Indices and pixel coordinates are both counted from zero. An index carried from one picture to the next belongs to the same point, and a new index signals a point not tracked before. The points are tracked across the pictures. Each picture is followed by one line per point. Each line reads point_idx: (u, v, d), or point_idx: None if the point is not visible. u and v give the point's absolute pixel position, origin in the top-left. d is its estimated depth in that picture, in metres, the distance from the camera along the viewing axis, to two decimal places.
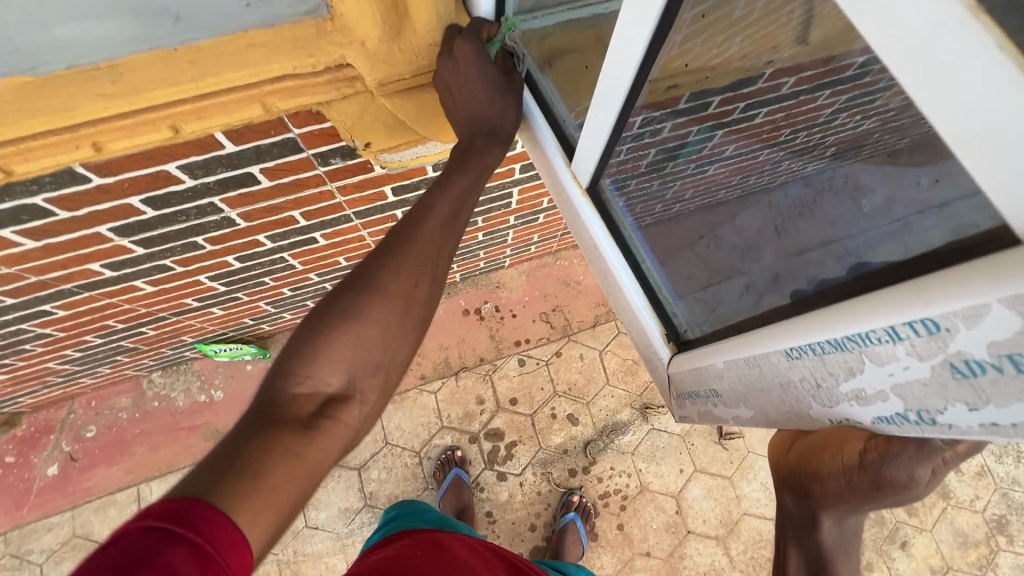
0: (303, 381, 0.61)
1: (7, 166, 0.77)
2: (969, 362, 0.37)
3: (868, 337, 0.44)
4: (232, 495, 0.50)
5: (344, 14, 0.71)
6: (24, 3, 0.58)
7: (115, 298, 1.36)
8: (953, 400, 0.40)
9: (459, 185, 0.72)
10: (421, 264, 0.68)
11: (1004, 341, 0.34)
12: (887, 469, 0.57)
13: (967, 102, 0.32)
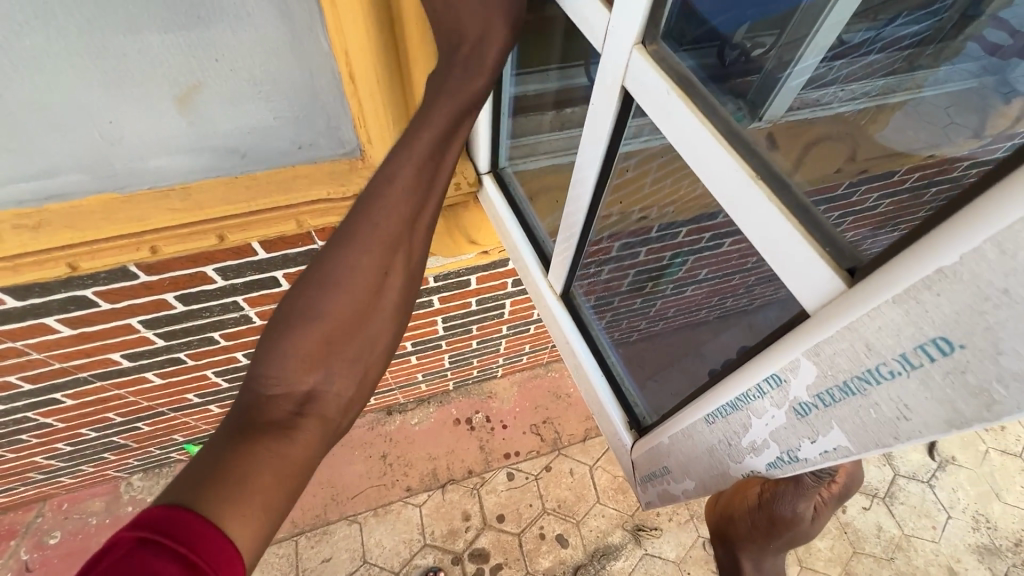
0: (276, 381, 0.57)
1: (75, 262, 0.91)
2: (806, 400, 0.35)
3: (745, 395, 0.42)
4: (218, 503, 0.47)
5: (373, 154, 0.90)
6: (134, 143, 0.78)
7: (123, 390, 1.43)
8: (800, 437, 0.37)
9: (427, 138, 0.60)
10: (391, 238, 0.60)
11: (815, 383, 0.34)
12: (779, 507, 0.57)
13: (753, 217, 0.38)
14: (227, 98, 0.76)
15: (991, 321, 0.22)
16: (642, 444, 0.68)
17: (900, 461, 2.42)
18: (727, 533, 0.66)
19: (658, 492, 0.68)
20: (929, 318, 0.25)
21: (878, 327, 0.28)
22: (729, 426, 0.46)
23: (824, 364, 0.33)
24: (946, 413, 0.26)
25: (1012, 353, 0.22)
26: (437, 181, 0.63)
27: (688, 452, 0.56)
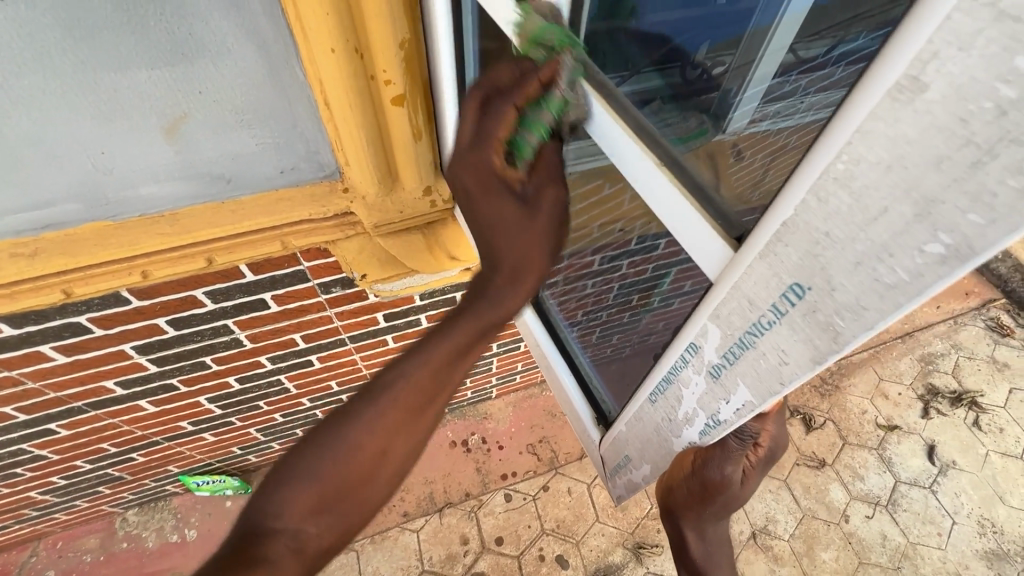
0: (276, 517, 0.61)
1: (69, 288, 0.95)
2: (716, 361, 0.39)
3: (676, 367, 0.45)
4: None
5: (351, 176, 0.95)
6: (124, 172, 0.83)
7: (117, 419, 1.45)
8: (718, 399, 0.41)
9: (456, 336, 0.63)
10: (402, 420, 0.63)
11: (722, 342, 0.38)
12: (708, 471, 0.60)
13: (660, 200, 0.47)
14: (212, 127, 0.82)
15: (825, 260, 0.27)
16: (606, 440, 0.71)
17: (900, 467, 2.40)
18: (670, 506, 0.70)
19: (625, 484, 0.70)
20: (783, 267, 0.30)
21: (749, 278, 0.33)
22: (669, 402, 0.49)
23: (724, 325, 0.37)
24: (810, 350, 0.30)
25: (836, 289, 0.27)
26: (461, 369, 0.65)
27: (641, 436, 0.59)
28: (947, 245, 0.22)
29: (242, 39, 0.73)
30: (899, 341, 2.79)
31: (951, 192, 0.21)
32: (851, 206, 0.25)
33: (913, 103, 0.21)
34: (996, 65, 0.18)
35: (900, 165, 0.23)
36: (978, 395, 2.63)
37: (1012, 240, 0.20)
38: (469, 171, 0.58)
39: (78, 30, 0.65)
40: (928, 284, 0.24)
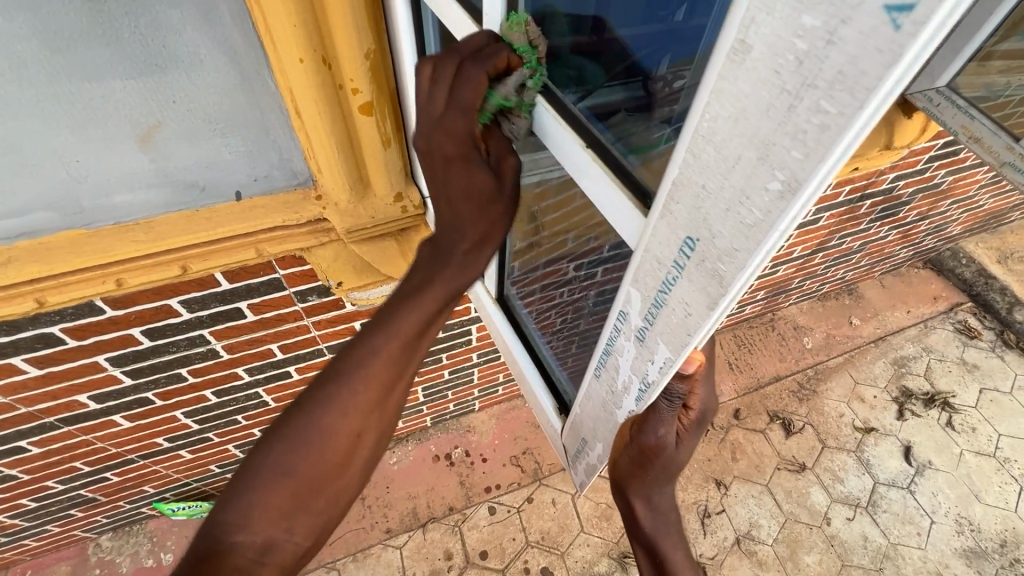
0: (244, 518, 0.60)
1: (42, 297, 0.96)
2: (640, 324, 0.46)
3: (613, 336, 0.51)
4: None
5: (323, 184, 0.98)
6: (99, 181, 0.86)
7: (90, 435, 1.43)
8: (645, 360, 0.47)
9: (424, 300, 0.61)
10: (373, 398, 0.62)
11: (642, 303, 0.45)
12: (643, 436, 0.67)
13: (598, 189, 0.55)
14: (186, 136, 0.85)
15: (707, 209, 0.33)
16: (565, 425, 0.74)
17: (878, 468, 2.44)
18: (619, 473, 0.77)
19: (584, 469, 0.73)
20: (677, 224, 0.37)
21: (657, 241, 0.40)
22: (608, 375, 0.55)
23: (642, 287, 0.44)
24: (704, 298, 0.36)
25: (715, 236, 0.34)
26: (425, 343, 0.64)
27: (593, 415, 0.63)
28: (783, 182, 0.27)
29: (213, 50, 0.77)
30: (873, 346, 2.86)
31: (779, 134, 0.26)
32: (721, 156, 0.31)
33: (744, 62, 0.27)
34: (789, 23, 0.23)
35: (742, 115, 0.28)
36: (950, 396, 2.69)
37: (824, 166, 0.25)
38: (439, 135, 0.59)
39: (54, 42, 0.68)
40: (776, 218, 0.29)
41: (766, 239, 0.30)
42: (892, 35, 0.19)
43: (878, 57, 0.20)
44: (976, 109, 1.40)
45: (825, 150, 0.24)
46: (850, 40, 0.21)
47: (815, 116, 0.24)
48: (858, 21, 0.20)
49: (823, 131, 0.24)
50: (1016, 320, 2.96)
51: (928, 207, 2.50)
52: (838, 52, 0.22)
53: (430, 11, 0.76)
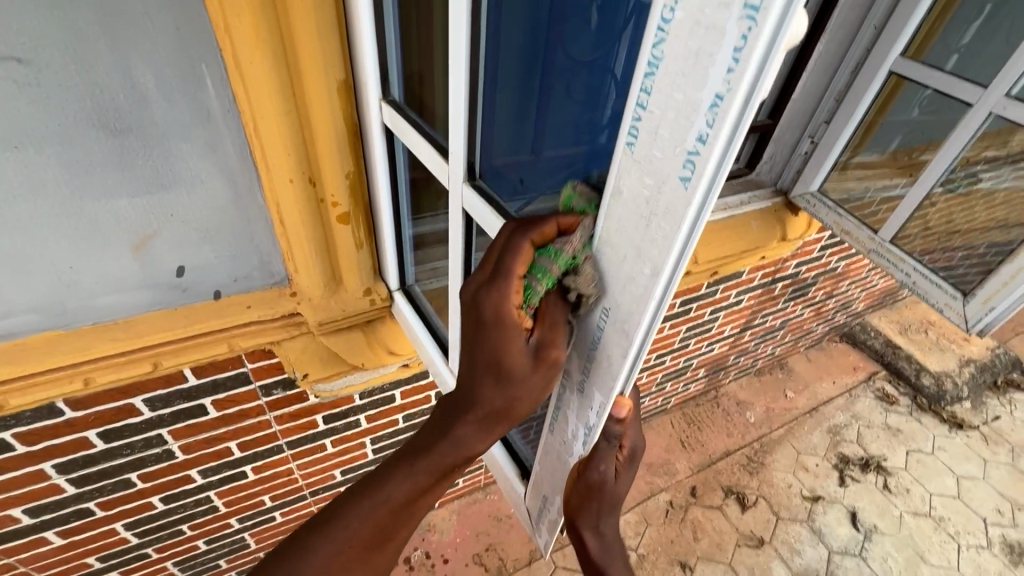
0: None
1: (4, 400, 0.97)
2: (580, 377, 0.60)
3: (561, 392, 0.64)
4: None
5: (299, 282, 1.09)
6: (86, 285, 0.93)
7: (13, 558, 1.31)
8: (586, 406, 0.60)
9: (410, 475, 0.67)
10: (359, 553, 0.67)
11: (580, 359, 0.58)
12: (589, 473, 0.68)
13: None
14: (176, 243, 0.95)
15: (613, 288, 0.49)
16: (530, 486, 0.84)
17: (831, 537, 2.53)
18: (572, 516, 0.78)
19: (547, 526, 0.81)
20: (596, 298, 0.52)
21: (585, 315, 0.55)
22: (560, 427, 0.67)
23: (578, 348, 0.58)
24: (619, 350, 0.51)
25: (619, 304, 0.49)
26: (419, 507, 0.70)
27: (551, 468, 0.74)
28: (651, 268, 0.43)
29: (213, 173, 0.90)
30: (808, 416, 3.07)
31: (645, 240, 0.43)
32: (615, 252, 0.47)
33: (620, 199, 0.44)
34: (638, 179, 0.41)
35: (624, 231, 0.45)
36: (882, 460, 2.89)
37: (671, 257, 0.41)
38: (492, 306, 0.54)
39: (74, 169, 0.80)
40: (652, 291, 0.44)
41: (649, 305, 0.45)
42: (687, 189, 0.37)
43: (682, 200, 0.38)
44: (843, 209, 1.74)
45: (667, 248, 0.41)
46: (669, 191, 0.39)
47: (660, 230, 0.41)
48: (670, 182, 0.38)
49: (665, 239, 0.41)
50: (924, 385, 3.29)
51: (832, 287, 2.86)
52: (665, 196, 0.39)
53: (401, 143, 0.91)
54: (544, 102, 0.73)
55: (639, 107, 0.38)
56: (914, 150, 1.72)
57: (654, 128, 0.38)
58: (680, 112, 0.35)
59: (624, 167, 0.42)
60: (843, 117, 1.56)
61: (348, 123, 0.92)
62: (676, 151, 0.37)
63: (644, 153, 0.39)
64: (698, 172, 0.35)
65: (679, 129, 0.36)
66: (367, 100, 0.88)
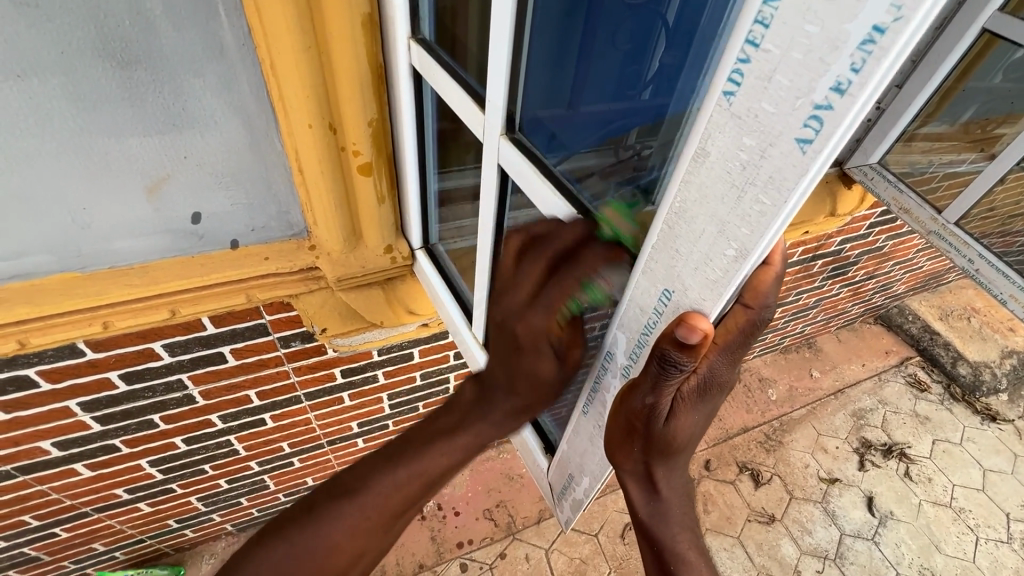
0: (342, 531, 0.79)
1: (25, 338, 0.96)
2: (625, 362, 0.52)
3: (600, 375, 0.58)
4: (309, 540, 0.79)
5: (318, 234, 1.04)
6: (101, 227, 0.89)
7: (46, 486, 1.36)
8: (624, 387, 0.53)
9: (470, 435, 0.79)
10: (410, 492, 0.79)
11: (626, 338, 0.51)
12: (633, 399, 0.48)
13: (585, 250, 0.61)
14: (190, 187, 0.90)
15: (677, 271, 0.41)
16: (555, 462, 0.81)
17: (844, 520, 2.50)
18: (616, 463, 0.56)
19: (570, 504, 0.78)
20: (656, 278, 0.43)
21: (641, 290, 0.46)
22: (597, 411, 0.61)
23: (627, 331, 0.50)
24: None
25: (687, 287, 0.40)
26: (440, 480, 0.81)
27: (579, 450, 0.70)
28: (736, 249, 0.35)
29: (227, 113, 0.84)
30: (832, 398, 2.99)
31: (733, 215, 0.34)
32: (687, 227, 0.38)
33: (703, 162, 0.34)
34: (734, 140, 0.32)
35: (704, 200, 0.36)
36: (906, 447, 2.81)
37: (765, 240, 0.32)
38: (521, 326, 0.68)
39: (80, 102, 0.74)
40: (731, 277, 0.36)
41: (725, 293, 0.37)
42: (805, 155, 0.28)
43: (793, 170, 0.29)
44: (904, 183, 1.59)
45: (763, 227, 0.32)
46: (776, 157, 0.30)
47: (756, 205, 0.32)
48: (780, 145, 0.29)
49: (762, 215, 0.32)
50: (960, 374, 3.15)
51: (874, 267, 2.70)
52: (768, 163, 0.30)
53: (429, 87, 0.83)
54: (586, 50, 0.65)
55: (748, 47, 0.28)
56: (988, 122, 1.61)
57: (765, 74, 0.28)
58: (809, 52, 0.26)
59: (716, 122, 0.32)
60: (922, 77, 1.38)
61: (370, 63, 0.83)
62: (796, 105, 0.27)
63: (747, 107, 0.30)
64: (824, 134, 0.26)
65: (804, 76, 0.26)
66: (395, 37, 0.80)
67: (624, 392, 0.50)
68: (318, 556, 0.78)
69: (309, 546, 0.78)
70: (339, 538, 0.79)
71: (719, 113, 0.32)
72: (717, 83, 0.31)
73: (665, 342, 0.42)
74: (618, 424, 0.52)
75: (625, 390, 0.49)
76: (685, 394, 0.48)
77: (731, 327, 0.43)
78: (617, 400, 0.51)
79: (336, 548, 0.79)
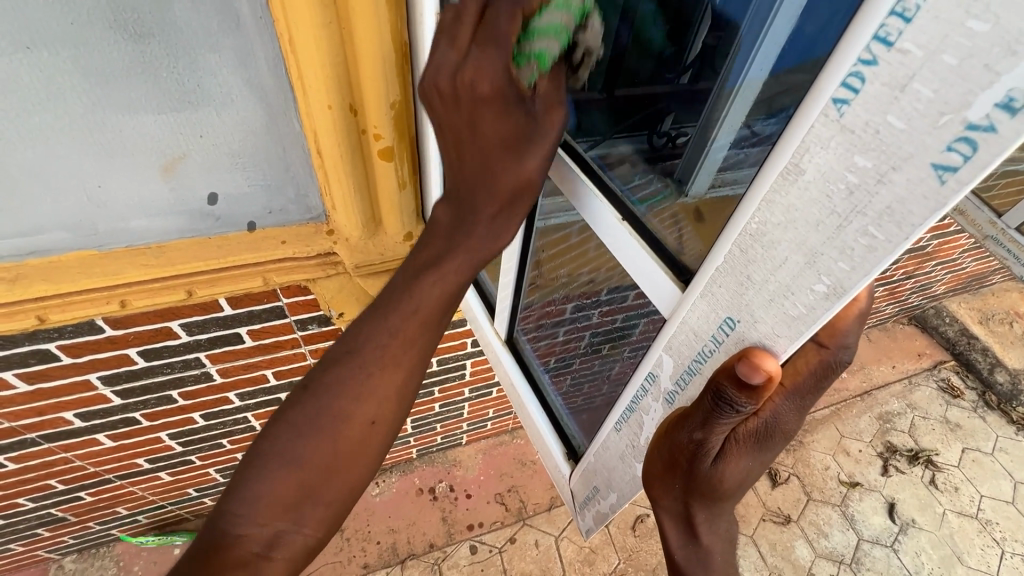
0: (349, 405, 0.61)
1: (43, 315, 0.95)
2: (670, 388, 0.51)
3: (638, 397, 0.57)
4: (308, 438, 0.60)
5: (337, 219, 1.00)
6: (117, 206, 0.87)
7: (70, 454, 1.39)
8: (665, 408, 0.53)
9: (471, 242, 0.62)
10: (416, 335, 0.63)
11: (672, 365, 0.49)
12: (682, 434, 0.46)
13: (628, 259, 0.59)
14: (206, 167, 0.87)
15: (748, 300, 0.38)
16: (579, 472, 0.78)
17: (863, 525, 2.44)
18: (655, 497, 0.54)
19: (593, 516, 0.75)
20: (719, 304, 0.41)
21: (698, 317, 0.44)
22: (632, 429, 0.60)
23: (676, 355, 0.48)
24: None
25: (758, 319, 0.38)
26: (441, 324, 0.66)
27: (608, 464, 0.68)
28: (830, 285, 0.32)
29: (243, 90, 0.80)
30: (858, 399, 2.89)
31: (828, 246, 0.31)
32: (765, 253, 0.35)
33: (796, 181, 0.31)
34: (843, 158, 0.28)
35: (792, 224, 0.32)
36: (933, 454, 2.71)
37: (870, 277, 0.29)
38: (468, 73, 0.53)
39: (93, 76, 0.71)
40: (820, 313, 0.33)
41: (809, 331, 0.34)
42: (941, 186, 0.24)
43: (926, 201, 0.25)
44: None
45: (872, 267, 0.29)
46: (899, 183, 0.26)
47: (862, 238, 0.29)
48: (907, 170, 0.25)
49: (870, 252, 0.29)
50: (997, 381, 3.01)
51: (915, 267, 2.57)
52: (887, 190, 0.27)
53: None
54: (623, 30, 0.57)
55: (877, 45, 0.25)
56: None
57: (899, 79, 0.24)
58: (969, 56, 0.22)
59: (819, 135, 0.29)
60: None
61: (396, 43, 0.78)
62: (938, 123, 0.23)
63: (865, 119, 0.26)
64: (977, 163, 0.23)
65: (957, 86, 0.23)
66: (421, 13, 0.75)
67: (673, 425, 0.48)
68: (323, 449, 0.60)
69: (312, 440, 0.60)
70: (348, 416, 0.61)
71: (826, 124, 0.28)
72: (823, 92, 0.28)
73: (724, 378, 0.40)
74: (666, 458, 0.50)
75: (676, 421, 0.48)
76: (740, 435, 0.46)
77: (801, 368, 0.44)
78: (664, 432, 0.49)
79: (346, 430, 0.61)
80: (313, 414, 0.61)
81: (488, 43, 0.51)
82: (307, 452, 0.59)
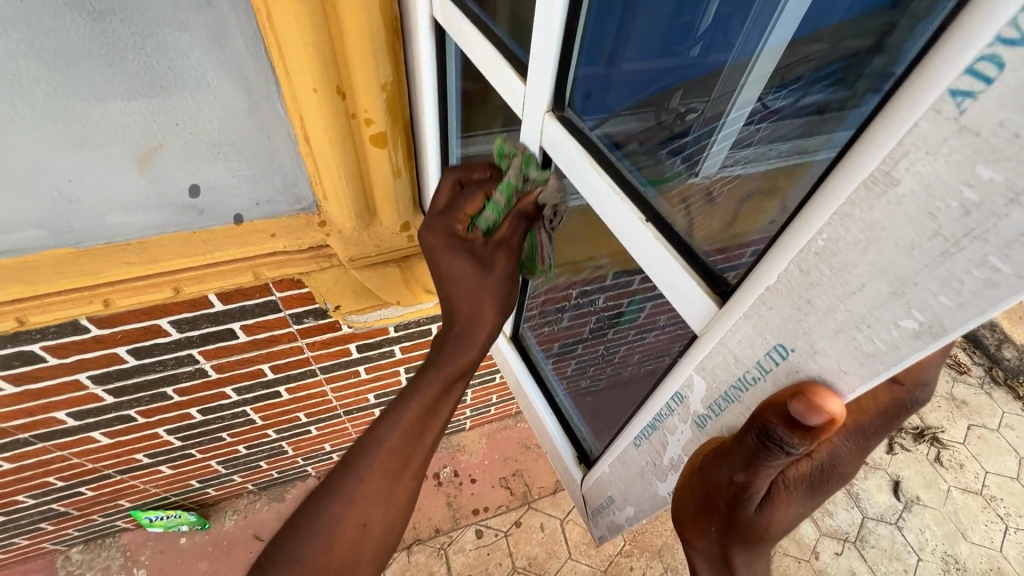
0: (345, 512, 0.62)
1: (23, 316, 0.90)
2: (702, 411, 0.48)
3: (663, 413, 0.54)
4: (306, 545, 0.61)
5: (329, 211, 0.94)
6: (93, 201, 0.81)
7: (66, 452, 1.36)
8: (696, 431, 0.49)
9: (453, 351, 0.65)
10: (408, 439, 0.64)
11: (709, 388, 0.46)
12: (717, 473, 0.43)
13: (648, 264, 0.51)
14: (186, 158, 0.81)
15: (806, 326, 0.34)
16: (590, 479, 0.75)
17: (868, 503, 2.43)
18: (686, 535, 0.51)
19: (607, 525, 0.72)
20: (770, 330, 0.37)
21: (739, 339, 0.41)
22: (654, 445, 0.56)
23: (710, 377, 0.45)
24: None
25: (822, 349, 0.34)
26: (434, 426, 0.67)
27: (626, 476, 0.64)
28: (921, 322, 0.27)
29: (221, 74, 0.73)
30: None
31: (924, 276, 0.26)
32: (833, 277, 0.31)
33: (887, 193, 0.26)
34: (961, 170, 0.23)
35: (875, 245, 0.28)
36: (939, 431, 2.70)
37: (981, 319, 0.25)
38: (432, 233, 0.67)
39: (52, 61, 0.65)
40: (906, 352, 0.29)
41: (889, 371, 0.30)
42: None
43: None
44: None
45: (986, 306, 0.24)
46: None
47: (976, 270, 0.24)
48: None
49: (986, 287, 0.24)
50: (1004, 357, 2.98)
51: None
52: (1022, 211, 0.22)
53: (453, 43, 0.72)
54: None
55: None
56: None
57: None
58: None
59: (929, 139, 0.24)
60: None
61: (385, 18, 0.71)
62: None
63: (998, 118, 0.21)
64: None
65: None
66: None
67: (706, 463, 0.45)
68: (321, 554, 0.61)
69: (314, 544, 0.61)
70: (344, 524, 0.62)
71: (935, 123, 0.23)
72: (932, 85, 0.23)
73: (771, 413, 0.36)
74: (699, 496, 0.47)
75: (710, 457, 0.44)
76: (790, 479, 0.43)
77: (869, 405, 0.41)
78: (697, 468, 0.46)
79: (342, 535, 0.62)
80: (310, 524, 0.62)
81: (445, 213, 0.67)
82: (307, 556, 0.60)
